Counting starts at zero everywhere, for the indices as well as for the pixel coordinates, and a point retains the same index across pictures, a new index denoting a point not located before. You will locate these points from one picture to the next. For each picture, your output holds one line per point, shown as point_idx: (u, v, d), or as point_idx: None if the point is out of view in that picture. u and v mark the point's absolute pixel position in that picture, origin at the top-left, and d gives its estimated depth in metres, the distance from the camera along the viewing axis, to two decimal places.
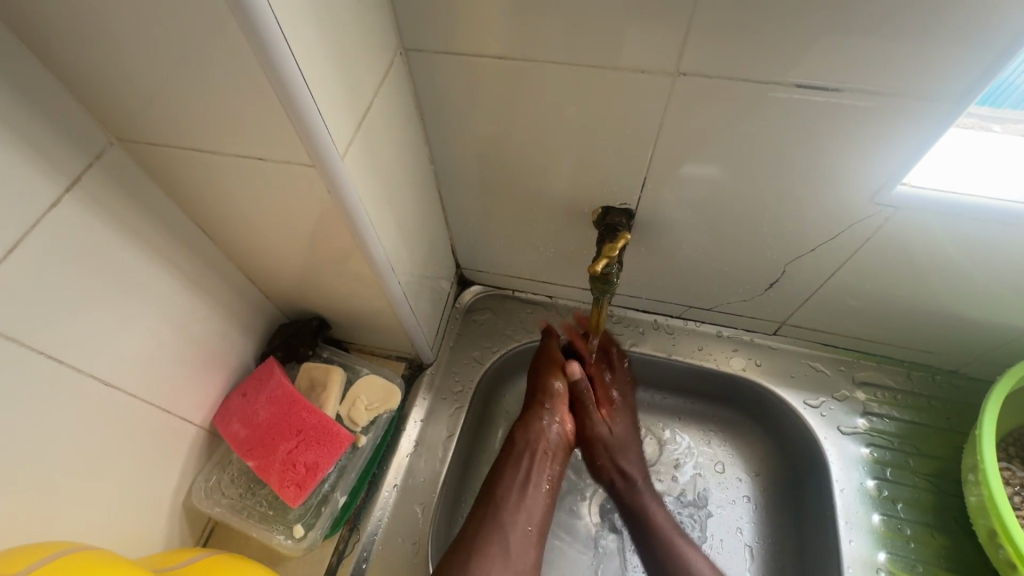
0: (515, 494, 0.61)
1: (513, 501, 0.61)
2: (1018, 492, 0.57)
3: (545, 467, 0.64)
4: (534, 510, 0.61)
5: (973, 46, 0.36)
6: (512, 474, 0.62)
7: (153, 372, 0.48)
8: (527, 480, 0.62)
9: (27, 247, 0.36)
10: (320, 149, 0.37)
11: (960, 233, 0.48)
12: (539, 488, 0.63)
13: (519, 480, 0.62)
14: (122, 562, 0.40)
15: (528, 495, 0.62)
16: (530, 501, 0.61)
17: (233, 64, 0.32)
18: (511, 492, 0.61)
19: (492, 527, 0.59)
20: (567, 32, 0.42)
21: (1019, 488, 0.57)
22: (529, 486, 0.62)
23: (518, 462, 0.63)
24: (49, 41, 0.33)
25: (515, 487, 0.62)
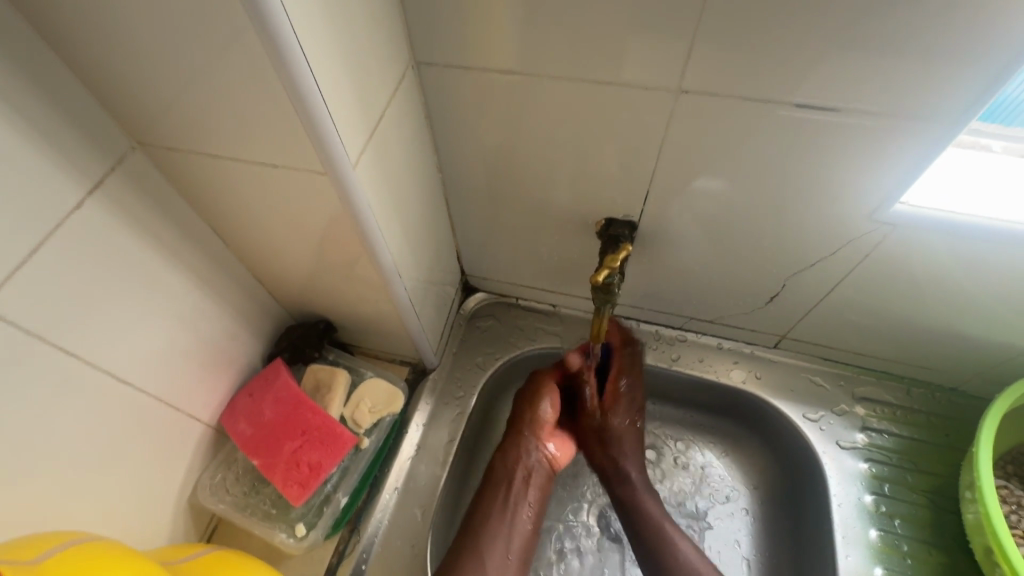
0: (496, 519, 0.61)
1: (493, 526, 0.60)
2: (1015, 510, 0.57)
3: (526, 492, 0.63)
4: (515, 536, 0.61)
5: (965, 69, 0.37)
6: (492, 501, 0.62)
7: (164, 370, 0.49)
8: (507, 505, 0.62)
9: (52, 245, 0.37)
10: (333, 157, 0.38)
11: (958, 251, 0.49)
12: (521, 511, 0.62)
13: (500, 506, 0.62)
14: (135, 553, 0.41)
15: (509, 521, 0.61)
16: (508, 524, 0.61)
17: (254, 75, 0.33)
18: (490, 518, 0.61)
19: (472, 549, 0.58)
20: (572, 51, 0.44)
21: (1017, 507, 0.57)
22: (510, 511, 0.61)
23: (498, 490, 0.62)
24: (80, 51, 0.35)
25: (496, 512, 0.61)
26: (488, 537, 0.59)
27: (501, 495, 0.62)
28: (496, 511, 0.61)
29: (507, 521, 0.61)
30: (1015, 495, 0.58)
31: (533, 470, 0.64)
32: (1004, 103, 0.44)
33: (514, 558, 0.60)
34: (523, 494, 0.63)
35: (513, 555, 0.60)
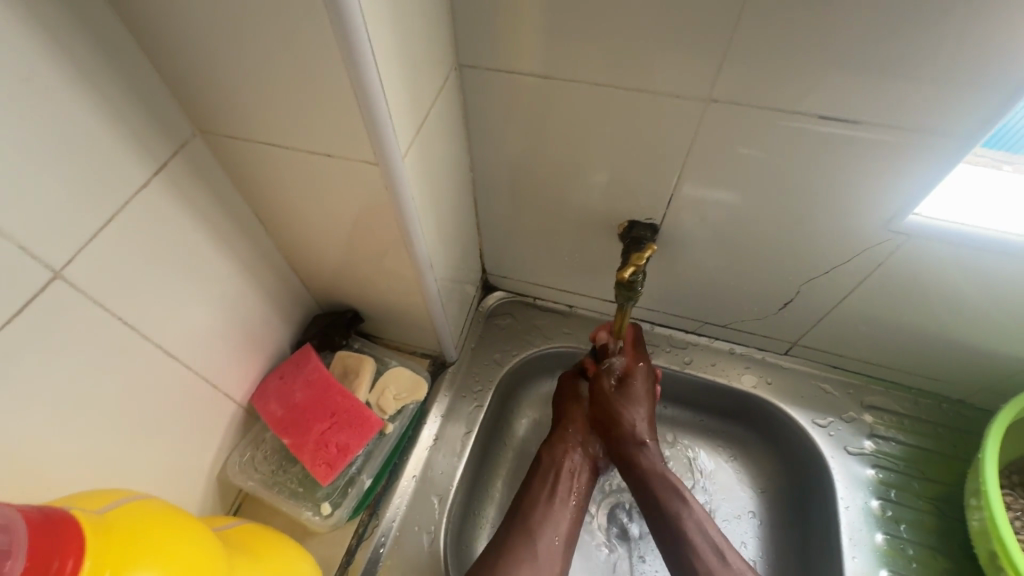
0: (542, 506, 0.63)
1: (540, 510, 0.62)
2: (1019, 516, 0.59)
3: (573, 483, 0.65)
4: (562, 522, 0.62)
5: (985, 88, 0.40)
6: (539, 489, 0.64)
7: (206, 348, 0.51)
8: (552, 494, 0.64)
9: (119, 221, 0.40)
10: (386, 150, 0.41)
11: (969, 263, 0.51)
12: (566, 501, 0.64)
13: (545, 495, 0.63)
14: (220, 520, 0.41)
15: (556, 507, 0.63)
16: (551, 511, 0.62)
17: (323, 70, 0.36)
18: (534, 506, 0.63)
19: (521, 530, 0.61)
20: (610, 59, 0.46)
21: (1021, 513, 0.59)
22: (556, 499, 0.63)
23: (545, 477, 0.65)
24: (160, 41, 0.37)
25: (543, 498, 0.63)
26: (537, 520, 0.61)
27: (549, 483, 0.64)
28: (544, 499, 0.63)
29: (555, 506, 0.63)
30: (1017, 502, 0.59)
31: (578, 463, 0.67)
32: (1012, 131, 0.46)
33: (562, 540, 0.61)
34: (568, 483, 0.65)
35: (550, 539, 0.61)
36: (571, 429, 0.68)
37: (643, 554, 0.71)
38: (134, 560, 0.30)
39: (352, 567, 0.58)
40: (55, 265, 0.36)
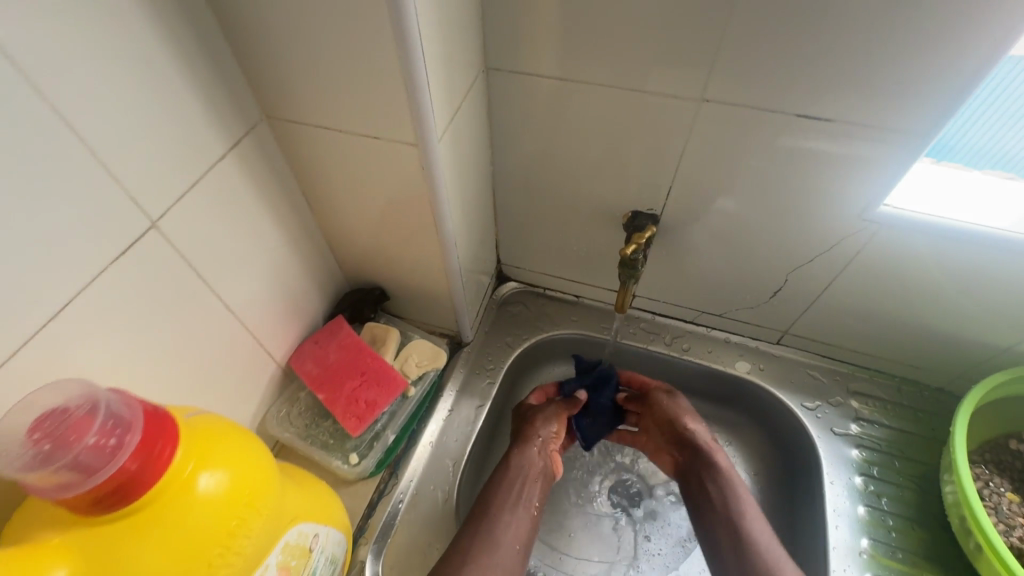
0: (507, 511, 0.64)
1: (502, 515, 0.63)
2: (986, 485, 0.62)
3: (534, 492, 0.67)
4: (523, 528, 0.64)
5: (941, 91, 0.46)
6: (503, 494, 0.65)
7: (256, 308, 0.58)
8: (512, 500, 0.65)
9: (201, 186, 0.47)
10: (426, 133, 0.48)
11: (937, 251, 0.57)
12: (524, 508, 0.65)
13: (506, 501, 0.64)
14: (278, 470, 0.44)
15: (518, 514, 0.64)
16: (508, 519, 0.63)
17: (379, 63, 0.43)
18: (494, 512, 0.63)
19: (485, 533, 0.61)
20: (618, 63, 0.53)
21: (989, 482, 0.62)
22: (517, 506, 0.64)
23: (510, 484, 0.66)
24: (245, 37, 0.45)
25: (508, 504, 0.64)
26: (500, 524, 0.62)
27: (515, 490, 0.65)
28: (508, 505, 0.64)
29: (517, 513, 0.64)
30: (987, 474, 0.63)
31: (538, 474, 0.68)
32: (957, 138, 0.54)
33: (522, 547, 0.62)
34: (529, 490, 0.66)
35: (510, 545, 0.61)
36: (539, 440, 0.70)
37: (647, 533, 0.76)
38: (214, 457, 0.37)
39: (373, 517, 0.64)
40: (153, 217, 0.43)
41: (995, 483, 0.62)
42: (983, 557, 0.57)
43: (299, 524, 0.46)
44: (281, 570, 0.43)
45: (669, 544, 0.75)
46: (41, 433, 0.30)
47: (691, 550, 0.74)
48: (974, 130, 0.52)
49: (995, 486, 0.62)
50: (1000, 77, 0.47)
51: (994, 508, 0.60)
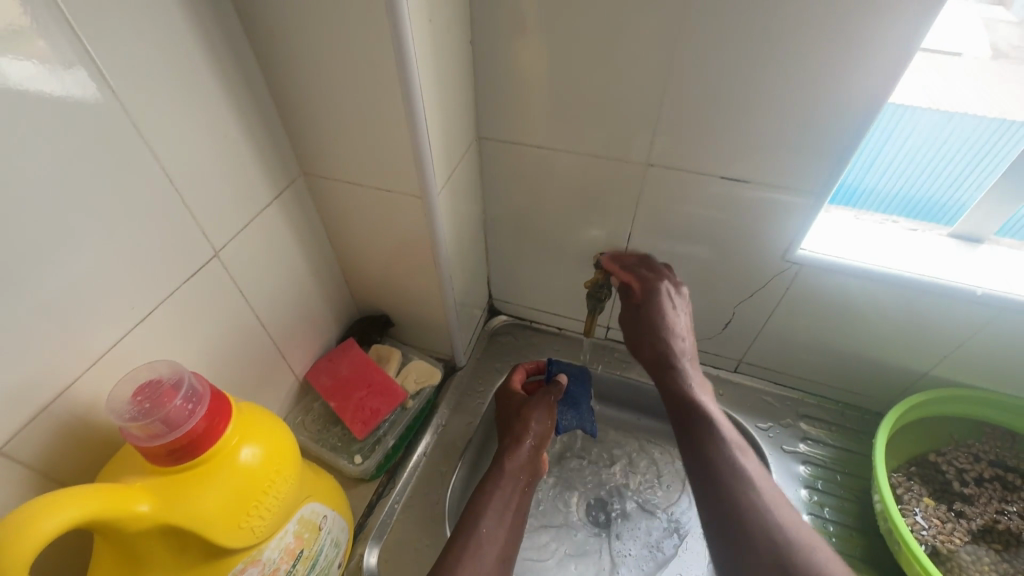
0: (490, 524, 0.62)
1: (485, 528, 0.61)
2: (907, 490, 0.71)
3: (516, 493, 0.67)
4: (499, 542, 0.61)
5: (825, 159, 0.60)
6: (486, 508, 0.63)
7: (285, 327, 0.69)
8: (499, 510, 0.64)
9: (253, 226, 0.60)
10: (428, 187, 0.61)
11: (851, 288, 0.69)
12: (511, 516, 0.64)
13: (493, 510, 0.63)
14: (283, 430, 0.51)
15: (497, 527, 0.62)
16: (493, 532, 0.61)
17: (393, 134, 0.57)
18: (481, 522, 0.61)
19: (465, 545, 0.59)
20: (582, 134, 0.68)
21: (907, 488, 0.71)
22: (500, 521, 0.63)
23: (495, 490, 0.66)
24: (294, 113, 0.60)
25: (491, 516, 0.63)
26: (480, 537, 0.60)
27: (499, 494, 0.66)
28: (491, 518, 0.63)
29: (496, 527, 0.62)
30: (908, 481, 0.72)
31: (522, 472, 0.70)
32: (852, 184, 0.69)
33: (500, 560, 0.60)
34: (520, 497, 0.67)
35: (493, 561, 0.59)
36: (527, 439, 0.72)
37: (619, 535, 0.81)
38: (252, 435, 0.47)
39: (371, 516, 0.72)
40: (216, 246, 0.56)
41: (915, 489, 0.71)
42: (907, 562, 0.64)
43: (311, 502, 0.55)
44: (296, 538, 0.52)
45: (644, 555, 0.79)
46: (142, 396, 0.41)
47: (666, 562, 0.78)
48: (864, 178, 0.68)
49: (914, 490, 0.71)
50: (884, 118, 0.60)
51: (912, 511, 0.69)
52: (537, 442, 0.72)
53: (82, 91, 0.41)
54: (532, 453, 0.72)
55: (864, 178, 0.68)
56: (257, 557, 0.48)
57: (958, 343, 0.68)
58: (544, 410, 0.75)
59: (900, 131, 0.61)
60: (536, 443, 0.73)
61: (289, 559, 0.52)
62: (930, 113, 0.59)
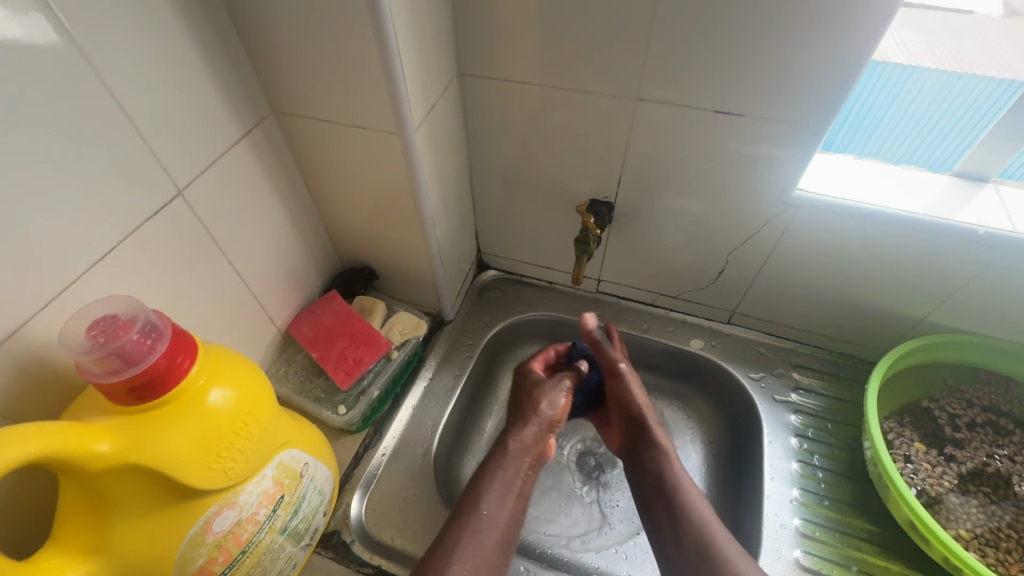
0: (491, 501, 0.60)
1: (484, 508, 0.59)
2: (897, 435, 0.71)
3: (522, 472, 0.64)
4: (499, 524, 0.59)
5: (828, 91, 0.56)
6: (484, 485, 0.61)
7: (260, 277, 0.67)
8: (500, 490, 0.61)
9: (217, 167, 0.56)
10: (405, 123, 0.58)
11: (848, 231, 0.66)
12: (513, 499, 0.61)
13: (495, 493, 0.61)
14: (257, 375, 0.49)
15: (496, 507, 0.60)
16: (495, 515, 0.59)
17: (364, 62, 0.53)
18: (483, 504, 0.59)
19: (461, 524, 0.57)
20: (570, 69, 0.63)
21: (895, 436, 0.70)
22: (504, 499, 0.61)
23: (495, 469, 0.63)
24: (257, 41, 0.55)
25: (489, 494, 0.60)
26: (476, 518, 0.58)
27: (502, 473, 0.63)
28: (491, 496, 0.60)
29: (497, 506, 0.60)
30: (899, 427, 0.71)
31: (529, 450, 0.67)
32: (848, 133, 0.66)
33: (500, 543, 0.57)
34: (524, 480, 0.64)
35: (494, 545, 0.57)
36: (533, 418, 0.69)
37: (608, 488, 0.81)
38: (222, 378, 0.45)
39: (358, 467, 0.72)
40: (180, 186, 0.53)
41: (906, 435, 0.70)
42: (902, 512, 0.62)
43: (291, 448, 0.54)
44: (275, 483, 0.51)
45: (632, 506, 0.79)
46: (97, 329, 0.40)
47: None
48: (862, 129, 0.65)
49: (905, 436, 0.70)
50: (889, 74, 0.58)
51: (903, 457, 0.69)
52: (546, 421, 0.69)
53: (47, 38, 0.39)
54: (541, 432, 0.68)
55: (863, 129, 0.65)
56: (233, 499, 0.47)
57: (957, 287, 0.66)
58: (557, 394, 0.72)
59: (905, 94, 0.59)
60: (544, 422, 0.69)
61: (268, 504, 0.51)
62: (934, 75, 0.56)
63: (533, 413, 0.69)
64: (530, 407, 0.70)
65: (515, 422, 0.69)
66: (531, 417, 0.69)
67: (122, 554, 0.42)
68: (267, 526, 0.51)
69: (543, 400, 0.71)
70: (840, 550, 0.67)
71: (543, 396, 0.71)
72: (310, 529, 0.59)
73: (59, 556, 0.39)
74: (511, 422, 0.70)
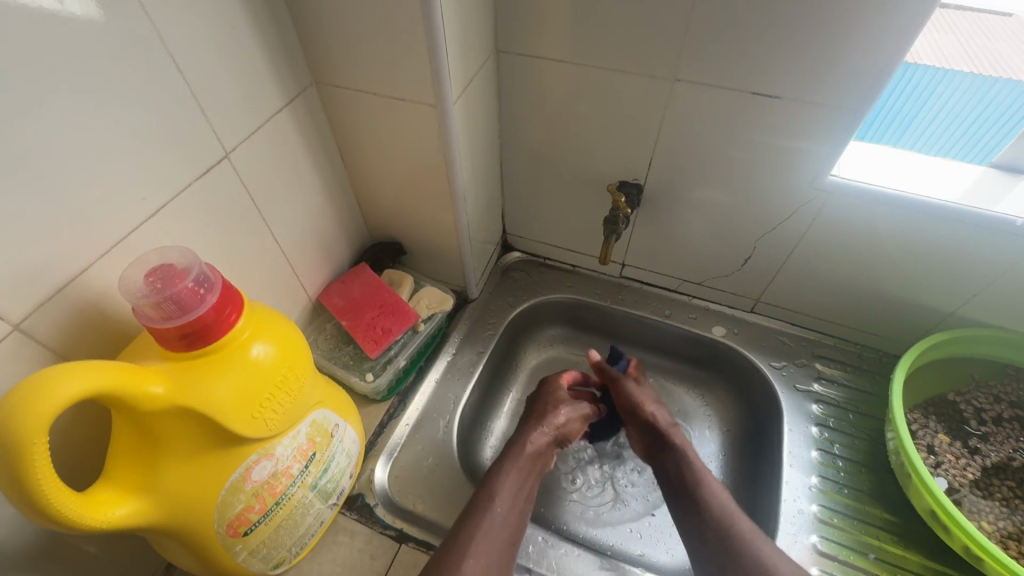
0: (505, 498, 0.60)
1: (496, 504, 0.59)
2: (921, 427, 0.70)
3: (532, 473, 0.65)
4: (507, 523, 0.59)
5: (870, 76, 0.55)
6: (499, 481, 0.62)
7: (294, 245, 0.69)
8: (513, 492, 0.61)
9: (260, 134, 0.58)
10: (443, 97, 0.59)
11: (881, 219, 0.66)
12: (521, 502, 0.62)
13: (507, 494, 0.61)
14: (297, 335, 0.51)
15: (508, 507, 0.60)
16: (506, 514, 0.59)
17: (407, 34, 0.54)
18: (494, 500, 0.60)
19: (470, 517, 0.58)
20: (608, 48, 0.63)
21: (919, 428, 0.70)
22: (515, 500, 0.61)
23: (512, 468, 0.63)
24: (304, 10, 0.56)
25: (502, 491, 0.61)
26: (487, 511, 0.58)
27: (517, 474, 0.63)
28: (504, 494, 0.61)
29: (508, 505, 0.60)
30: (923, 419, 0.71)
31: (539, 453, 0.67)
32: (874, 134, 0.67)
33: (504, 543, 0.58)
34: (534, 483, 0.64)
35: (501, 543, 0.57)
36: (546, 422, 0.69)
37: (622, 468, 0.81)
38: (265, 334, 0.47)
39: (382, 435, 0.74)
40: (227, 148, 0.55)
41: (930, 427, 0.70)
42: (932, 514, 0.62)
43: (324, 408, 0.56)
44: (308, 440, 0.53)
45: (648, 486, 0.79)
46: (155, 277, 0.42)
47: None
48: (887, 132, 0.66)
49: (928, 428, 0.70)
50: (922, 76, 0.58)
51: (926, 450, 0.69)
52: (560, 427, 0.70)
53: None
54: (553, 437, 0.69)
55: (888, 132, 0.65)
56: (270, 451, 0.49)
57: (991, 280, 0.65)
58: (575, 411, 0.72)
59: (936, 95, 0.59)
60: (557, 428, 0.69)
61: (301, 459, 0.53)
62: (967, 79, 0.57)
63: (549, 419, 0.70)
64: (545, 413, 0.70)
65: (531, 423, 0.69)
66: (543, 421, 0.69)
67: (168, 495, 0.43)
68: (299, 481, 0.53)
69: (562, 409, 0.71)
70: (857, 537, 0.67)
71: (563, 406, 0.71)
72: (337, 489, 0.61)
73: (110, 492, 0.41)
74: (525, 422, 0.70)
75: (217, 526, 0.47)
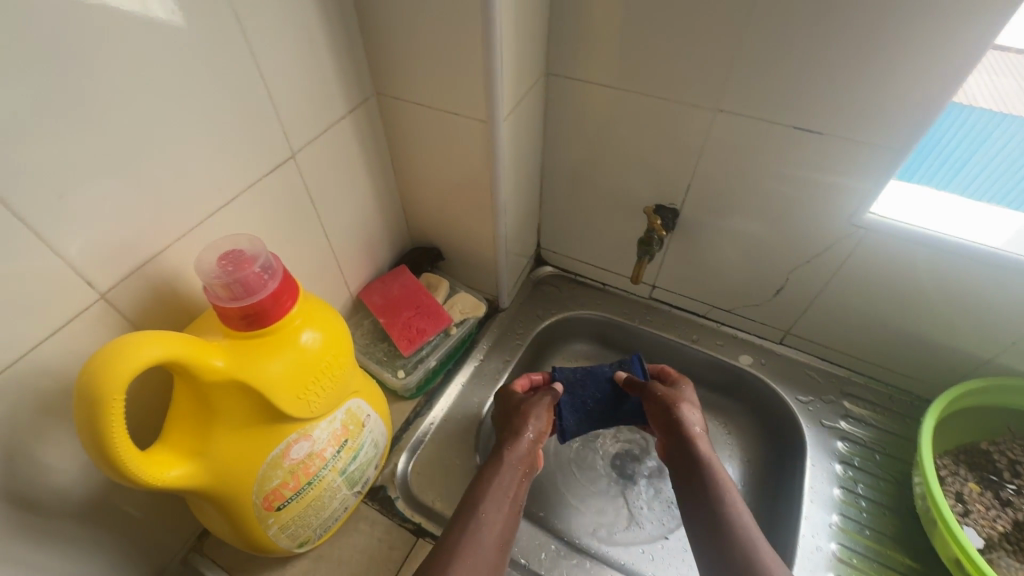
0: (492, 503, 0.61)
1: (483, 508, 0.60)
2: (951, 474, 0.69)
3: (516, 481, 0.65)
4: (494, 526, 0.59)
5: (913, 118, 0.56)
6: (488, 486, 0.63)
7: (343, 243, 0.73)
8: (498, 496, 0.62)
9: (323, 137, 0.63)
10: (494, 113, 0.62)
11: (919, 259, 0.65)
12: (507, 507, 0.62)
13: (494, 497, 0.61)
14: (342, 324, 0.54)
15: (494, 511, 0.60)
16: (495, 516, 0.60)
17: (467, 54, 0.58)
18: (481, 505, 0.60)
19: (464, 518, 0.59)
20: (654, 76, 0.66)
21: (948, 475, 0.69)
22: (502, 504, 0.61)
23: (497, 474, 0.64)
24: (373, 27, 0.61)
25: (491, 496, 0.62)
26: (483, 513, 0.60)
27: (496, 480, 0.63)
28: (490, 498, 0.61)
29: (495, 509, 0.61)
30: (954, 466, 0.70)
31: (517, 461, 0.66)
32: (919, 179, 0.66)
33: (494, 547, 0.58)
34: (518, 487, 0.64)
35: (493, 546, 0.58)
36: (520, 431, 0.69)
37: (636, 490, 0.81)
38: (315, 322, 0.50)
39: (407, 431, 0.76)
40: (293, 149, 0.59)
41: (960, 474, 0.69)
42: (960, 565, 0.60)
43: (359, 398, 0.59)
44: (342, 426, 0.56)
45: (662, 510, 0.79)
46: (227, 260, 0.45)
47: None
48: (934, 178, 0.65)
49: (959, 476, 0.69)
50: (977, 121, 0.58)
51: (956, 498, 0.67)
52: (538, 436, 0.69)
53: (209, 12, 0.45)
54: (533, 446, 0.69)
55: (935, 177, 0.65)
56: (309, 432, 0.52)
57: None
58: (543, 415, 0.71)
59: (991, 142, 0.59)
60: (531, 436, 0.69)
61: (335, 444, 0.56)
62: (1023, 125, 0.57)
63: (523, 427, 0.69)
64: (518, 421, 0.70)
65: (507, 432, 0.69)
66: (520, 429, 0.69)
67: (217, 461, 0.47)
68: (331, 465, 0.56)
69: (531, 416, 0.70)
70: None
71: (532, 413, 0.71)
72: (363, 477, 0.63)
73: (166, 453, 0.45)
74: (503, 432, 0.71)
75: (255, 498, 0.51)
